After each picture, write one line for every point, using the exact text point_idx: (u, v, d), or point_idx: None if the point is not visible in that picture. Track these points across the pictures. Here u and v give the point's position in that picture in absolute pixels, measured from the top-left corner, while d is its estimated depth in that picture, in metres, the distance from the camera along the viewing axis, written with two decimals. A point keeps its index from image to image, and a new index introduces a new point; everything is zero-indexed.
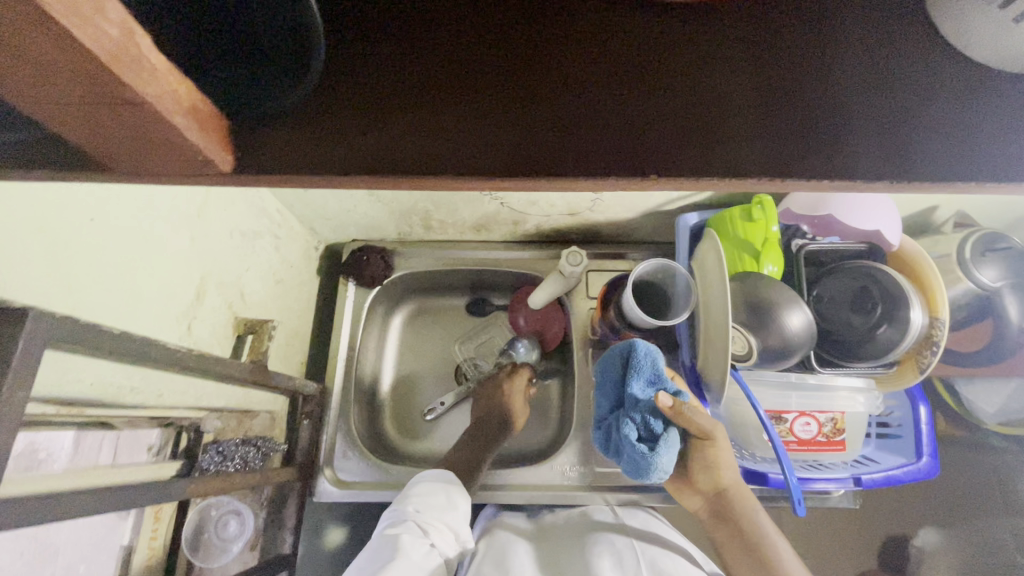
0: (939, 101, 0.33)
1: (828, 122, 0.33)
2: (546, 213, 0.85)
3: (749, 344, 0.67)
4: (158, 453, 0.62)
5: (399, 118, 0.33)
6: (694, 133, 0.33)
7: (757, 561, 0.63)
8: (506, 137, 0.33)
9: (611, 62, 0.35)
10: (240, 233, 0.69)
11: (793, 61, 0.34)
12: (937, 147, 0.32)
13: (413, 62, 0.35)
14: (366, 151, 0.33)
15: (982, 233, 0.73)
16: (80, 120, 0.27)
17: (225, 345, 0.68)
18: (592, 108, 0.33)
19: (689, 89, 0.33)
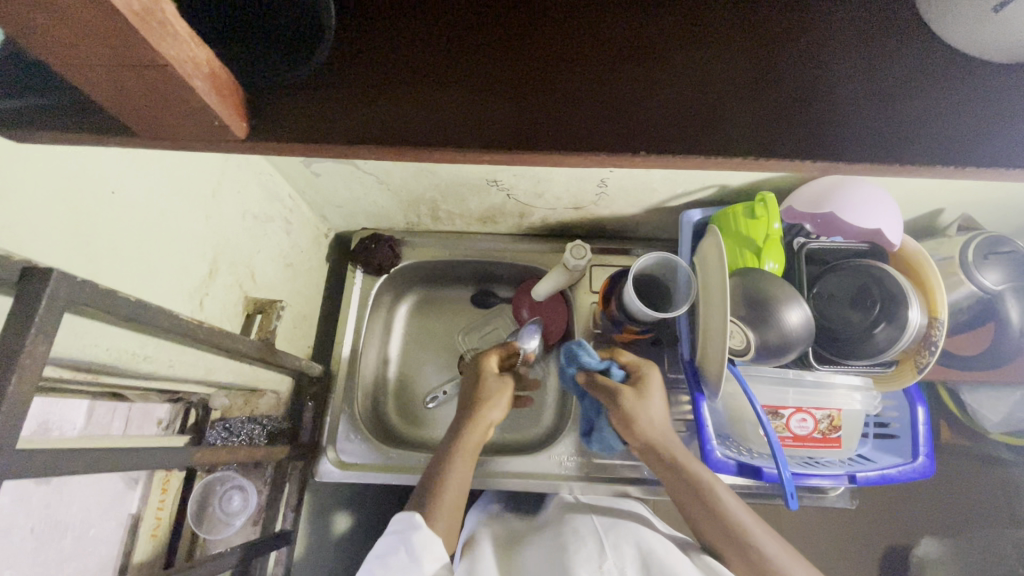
0: (871, 102, 0.42)
1: (776, 119, 0.41)
2: (552, 206, 0.86)
3: (748, 339, 0.68)
4: (167, 427, 0.70)
5: (414, 104, 0.42)
6: (651, 122, 0.41)
7: (711, 516, 0.62)
8: (519, 122, 0.41)
9: (606, 63, 0.43)
10: (253, 216, 0.72)
11: (754, 66, 0.42)
12: (861, 142, 0.41)
13: (424, 58, 0.43)
14: (406, 127, 0.41)
15: (985, 236, 0.71)
16: (120, 83, 0.33)
17: (235, 322, 0.70)
18: (569, 100, 0.42)
19: (667, 86, 0.42)
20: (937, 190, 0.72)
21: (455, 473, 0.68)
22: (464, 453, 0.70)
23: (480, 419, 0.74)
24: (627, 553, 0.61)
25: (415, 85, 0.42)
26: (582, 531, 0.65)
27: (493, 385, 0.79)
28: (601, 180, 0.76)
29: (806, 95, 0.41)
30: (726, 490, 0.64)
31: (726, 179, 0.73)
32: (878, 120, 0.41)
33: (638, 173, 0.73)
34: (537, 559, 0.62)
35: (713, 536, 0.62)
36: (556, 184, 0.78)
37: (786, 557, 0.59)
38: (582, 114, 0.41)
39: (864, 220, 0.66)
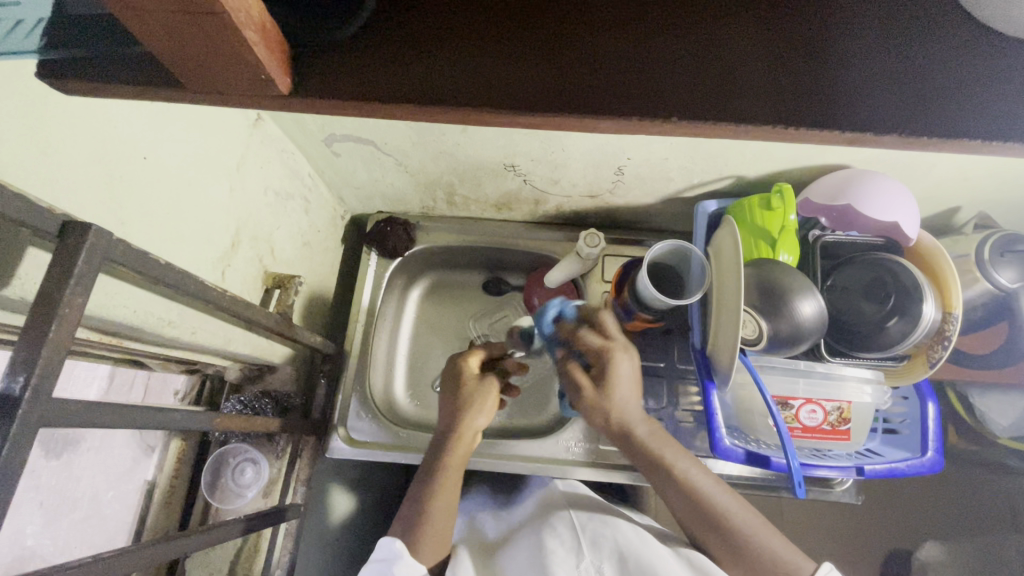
0: (896, 71, 0.40)
1: (797, 79, 0.39)
2: (567, 193, 0.87)
3: (759, 327, 0.68)
4: (184, 397, 0.77)
5: (452, 53, 0.40)
6: (703, 84, 0.39)
7: (688, 502, 0.65)
8: (529, 73, 0.40)
9: (622, 16, 0.41)
10: (274, 192, 0.73)
11: (777, 29, 0.41)
12: (895, 107, 0.39)
13: (458, 9, 0.42)
14: (411, 79, 0.40)
15: (1001, 234, 0.71)
16: (168, 31, 0.34)
17: (254, 294, 0.71)
18: (613, 55, 0.40)
19: (687, 42, 0.40)
20: (957, 187, 0.72)
21: (442, 495, 0.65)
22: (447, 475, 0.66)
23: (462, 434, 0.69)
24: (605, 551, 0.63)
25: (427, 35, 0.41)
26: (559, 526, 0.67)
27: (474, 389, 0.72)
28: (618, 167, 0.76)
29: (833, 59, 0.40)
30: (689, 464, 0.67)
31: (744, 169, 0.74)
32: (903, 89, 0.39)
33: (656, 160, 0.73)
34: (519, 562, 0.64)
35: (697, 525, 0.65)
36: (574, 170, 0.79)
37: (759, 532, 0.63)
38: (591, 69, 0.40)
39: (881, 214, 0.66)
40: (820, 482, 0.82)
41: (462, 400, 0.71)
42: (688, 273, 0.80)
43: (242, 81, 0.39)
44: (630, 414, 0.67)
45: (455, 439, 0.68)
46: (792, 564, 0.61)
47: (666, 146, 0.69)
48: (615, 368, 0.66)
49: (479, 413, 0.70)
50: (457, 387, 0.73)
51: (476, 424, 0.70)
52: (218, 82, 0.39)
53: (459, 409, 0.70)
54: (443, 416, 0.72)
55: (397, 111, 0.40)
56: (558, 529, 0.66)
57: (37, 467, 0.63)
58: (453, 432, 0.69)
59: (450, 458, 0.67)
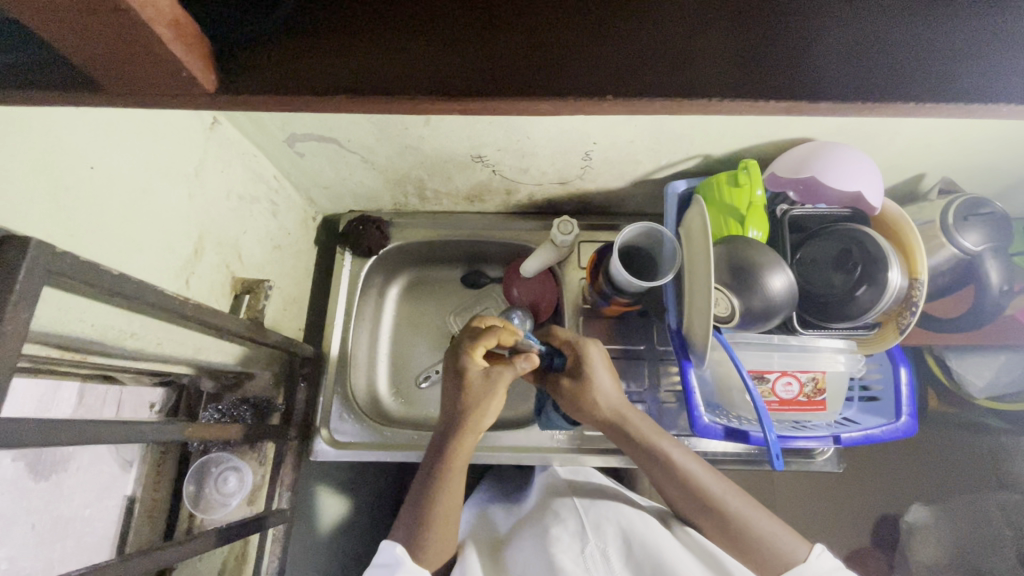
0: (857, 33, 0.40)
1: (750, 52, 0.40)
2: (537, 181, 0.86)
3: (732, 306, 0.69)
4: (160, 409, 0.75)
5: (390, 39, 0.40)
6: (655, 61, 0.39)
7: (676, 482, 0.68)
8: (482, 59, 0.39)
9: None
10: (237, 196, 0.72)
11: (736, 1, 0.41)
12: (850, 73, 0.39)
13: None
14: (356, 68, 0.40)
15: (965, 199, 0.72)
16: (79, 33, 0.33)
17: (222, 302, 0.70)
18: (561, 36, 0.40)
19: (637, 15, 0.40)
20: (919, 154, 0.72)
21: (444, 500, 0.65)
22: (453, 476, 0.67)
23: (469, 433, 0.68)
24: (609, 533, 0.65)
25: (378, 19, 0.40)
26: (563, 512, 0.69)
27: (481, 386, 0.69)
28: (585, 152, 0.76)
29: (788, 30, 0.40)
30: (686, 454, 0.69)
31: (708, 148, 0.74)
32: (860, 55, 0.39)
33: (622, 143, 0.73)
34: (524, 550, 0.65)
35: (684, 502, 0.68)
36: (542, 158, 0.79)
37: (751, 513, 0.65)
38: (538, 51, 0.39)
39: (845, 184, 0.66)
40: (801, 453, 0.84)
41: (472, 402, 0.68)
42: (661, 254, 0.80)
43: (164, 77, 0.38)
44: (612, 398, 0.72)
45: (462, 436, 0.68)
46: (792, 548, 0.63)
47: (630, 128, 0.69)
48: (589, 349, 0.73)
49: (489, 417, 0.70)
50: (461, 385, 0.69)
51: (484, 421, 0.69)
52: (137, 80, 0.38)
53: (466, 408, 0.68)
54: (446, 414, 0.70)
55: (331, 106, 0.40)
56: (562, 516, 0.68)
57: (26, 490, 0.60)
58: (457, 431, 0.68)
59: (451, 464, 0.67)
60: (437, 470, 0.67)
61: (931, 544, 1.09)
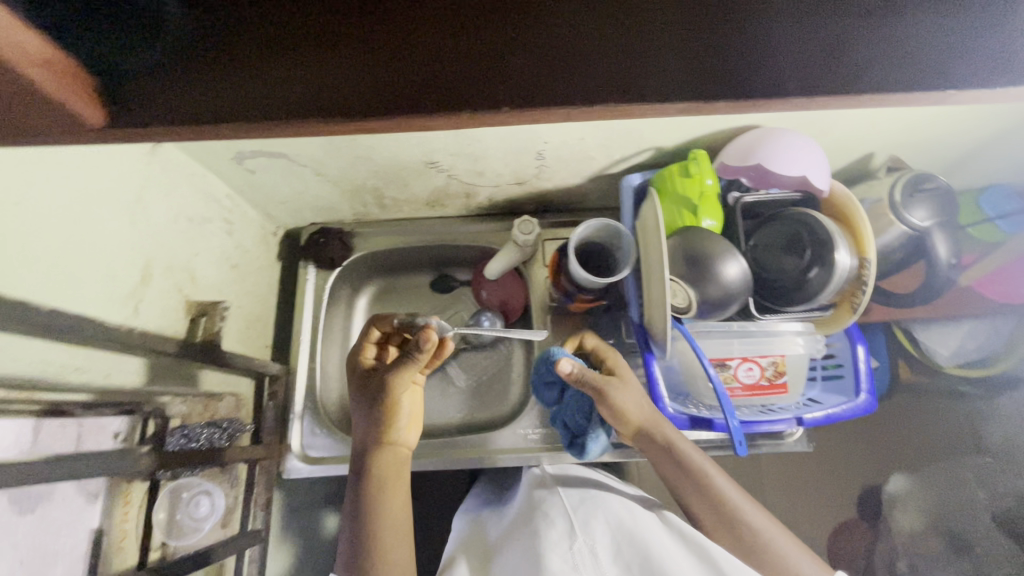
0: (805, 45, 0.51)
1: (613, 73, 0.50)
2: (494, 183, 0.86)
3: (689, 297, 0.70)
4: (124, 439, 0.67)
5: (347, 70, 0.49)
6: (602, 79, 0.50)
7: (704, 496, 0.66)
8: (384, 82, 0.49)
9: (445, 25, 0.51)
10: (187, 218, 0.71)
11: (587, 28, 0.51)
12: (813, 71, 0.50)
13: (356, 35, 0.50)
14: (265, 97, 0.48)
15: (911, 174, 0.73)
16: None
17: (177, 327, 0.69)
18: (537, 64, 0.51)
19: (538, 45, 0.51)
20: (865, 134, 0.73)
21: (388, 516, 0.66)
22: (388, 489, 0.68)
23: (385, 443, 0.72)
24: (599, 530, 0.65)
25: (286, 54, 0.49)
26: (552, 512, 0.68)
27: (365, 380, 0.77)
28: (537, 152, 0.76)
29: (733, 49, 0.51)
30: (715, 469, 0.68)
31: (659, 139, 0.74)
32: (818, 55, 0.51)
33: (572, 141, 0.74)
34: (513, 553, 0.65)
35: (707, 517, 0.66)
36: (495, 160, 0.79)
37: (774, 532, 0.63)
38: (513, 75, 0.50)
39: (790, 170, 0.67)
40: (772, 436, 0.85)
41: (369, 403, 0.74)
42: (618, 249, 0.80)
43: (56, 115, 0.44)
44: (643, 410, 0.71)
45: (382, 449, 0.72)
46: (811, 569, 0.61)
47: (577, 126, 0.69)
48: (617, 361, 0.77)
49: (397, 419, 0.73)
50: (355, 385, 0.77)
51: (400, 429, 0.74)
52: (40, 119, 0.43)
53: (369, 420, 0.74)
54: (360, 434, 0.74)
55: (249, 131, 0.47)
56: (550, 516, 0.67)
57: (11, 525, 0.55)
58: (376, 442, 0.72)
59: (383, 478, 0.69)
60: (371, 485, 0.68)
61: (910, 510, 1.16)
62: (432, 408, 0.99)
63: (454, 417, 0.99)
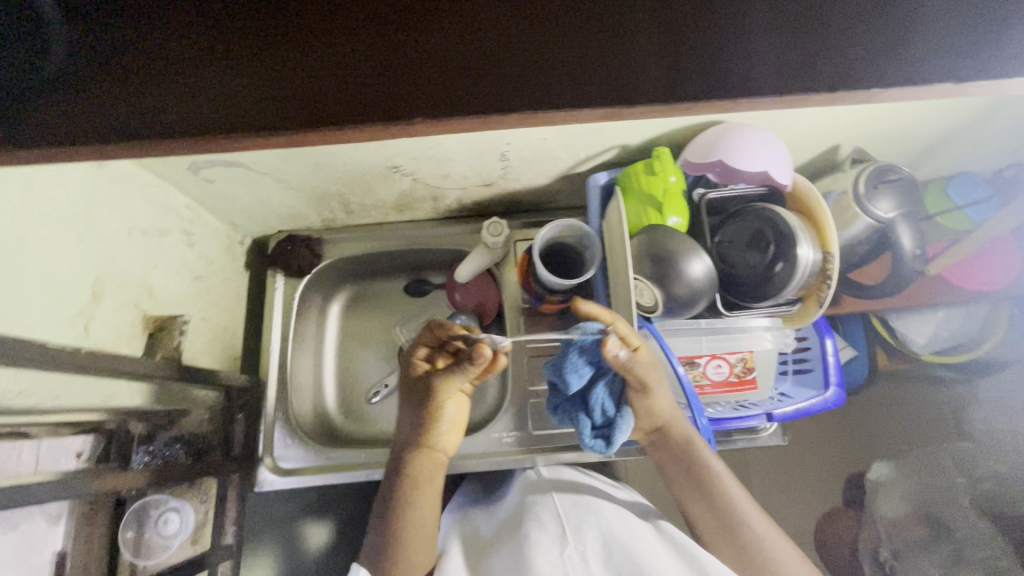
0: (715, 61, 0.53)
1: (509, 88, 0.54)
2: (461, 185, 0.85)
3: (655, 296, 0.69)
4: (88, 458, 0.66)
5: (261, 87, 0.54)
6: (477, 87, 0.54)
7: (711, 504, 0.66)
8: (250, 105, 0.54)
9: (313, 54, 0.55)
10: (140, 231, 0.69)
11: (454, 46, 0.55)
12: (769, 74, 0.53)
13: (278, 67, 0.55)
14: (148, 120, 0.53)
15: (875, 166, 0.73)
16: None
17: (133, 343, 0.67)
18: (420, 81, 0.55)
19: (430, 63, 0.55)
20: (828, 127, 0.73)
21: (416, 517, 0.69)
22: (424, 494, 0.70)
23: (425, 451, 0.72)
24: (590, 537, 0.65)
25: (192, 82, 0.54)
26: (545, 515, 0.69)
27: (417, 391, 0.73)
28: (501, 153, 0.75)
29: (599, 65, 0.54)
30: (727, 476, 0.68)
31: (623, 138, 0.73)
32: (785, 56, 0.53)
33: (535, 141, 0.73)
34: (504, 553, 0.65)
35: (711, 525, 0.67)
36: (459, 163, 0.78)
37: (776, 544, 0.64)
38: (392, 92, 0.54)
39: (751, 165, 0.67)
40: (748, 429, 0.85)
41: (414, 407, 0.73)
42: (584, 248, 0.79)
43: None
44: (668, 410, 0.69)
45: (422, 456, 0.72)
46: None
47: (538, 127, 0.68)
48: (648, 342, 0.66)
49: (438, 429, 0.72)
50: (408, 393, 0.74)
51: (443, 440, 0.74)
52: None
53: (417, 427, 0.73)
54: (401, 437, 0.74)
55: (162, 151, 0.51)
56: (544, 519, 0.68)
57: None
58: (417, 449, 0.72)
59: (421, 484, 0.71)
60: (402, 489, 0.70)
61: (894, 498, 1.15)
62: None
63: None
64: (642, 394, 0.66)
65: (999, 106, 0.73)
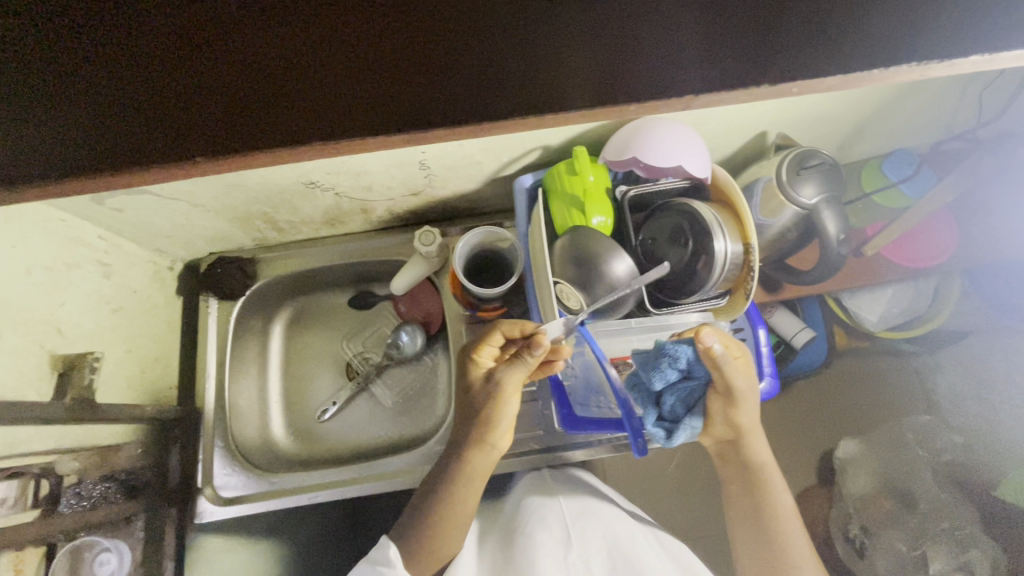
0: (653, 52, 0.47)
1: (419, 106, 0.47)
2: (387, 196, 0.83)
3: (580, 303, 0.67)
4: (13, 503, 0.62)
5: (148, 119, 0.46)
6: (401, 103, 0.47)
7: (758, 521, 0.72)
8: (117, 135, 0.45)
9: (211, 87, 0.46)
10: (43, 267, 0.67)
11: (363, 50, 0.47)
12: (708, 75, 0.46)
13: (163, 81, 0.45)
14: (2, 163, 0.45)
15: (797, 152, 0.72)
16: None
17: (42, 387, 0.65)
18: (327, 98, 0.47)
19: (343, 71, 0.47)
20: (747, 116, 0.72)
21: (450, 510, 0.68)
22: (469, 485, 0.69)
23: (480, 445, 0.70)
24: (591, 544, 0.71)
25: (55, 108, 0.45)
26: (552, 519, 0.74)
27: (482, 388, 0.70)
28: (419, 162, 0.73)
29: (531, 62, 0.47)
30: (782, 501, 0.72)
31: (541, 139, 0.72)
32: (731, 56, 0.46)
33: (450, 149, 0.71)
34: (512, 554, 0.71)
35: (752, 541, 0.73)
36: (378, 175, 0.76)
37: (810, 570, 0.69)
38: (293, 109, 0.47)
39: (664, 159, 0.65)
40: None
41: (476, 405, 0.70)
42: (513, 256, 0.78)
43: None
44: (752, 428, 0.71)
45: (477, 450, 0.70)
46: None
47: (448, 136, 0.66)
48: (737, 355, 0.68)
49: (497, 426, 0.70)
50: (471, 383, 0.72)
51: (498, 438, 0.71)
52: None
53: (477, 421, 0.70)
54: (459, 425, 0.72)
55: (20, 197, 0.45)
56: (549, 522, 0.73)
57: None
58: (473, 442, 0.70)
59: (472, 477, 0.69)
60: (449, 479, 0.69)
61: (862, 475, 1.15)
62: (359, 430, 0.95)
63: (382, 436, 0.95)
64: (727, 397, 0.66)
65: (916, 86, 0.73)
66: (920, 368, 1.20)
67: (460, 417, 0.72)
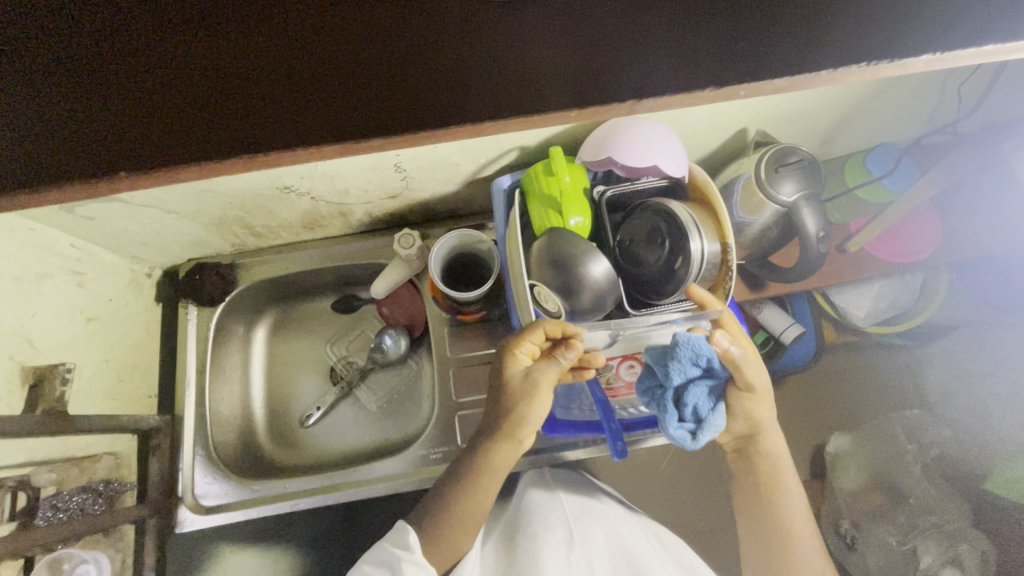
0: (593, 52, 0.45)
1: (374, 114, 0.46)
2: (365, 199, 0.82)
3: (558, 304, 0.67)
4: None
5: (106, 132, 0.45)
6: (359, 112, 0.46)
7: (767, 518, 0.73)
8: (73, 147, 0.45)
9: (167, 97, 0.45)
10: (10, 278, 0.66)
11: (311, 53, 0.46)
12: (670, 68, 0.44)
13: (118, 99, 0.46)
14: None
15: (777, 149, 0.72)
16: None
17: (9, 400, 0.64)
18: (282, 109, 0.46)
19: (298, 81, 0.46)
20: (726, 114, 0.71)
21: (458, 510, 0.67)
22: (488, 480, 0.67)
23: (506, 442, 0.67)
24: (594, 543, 0.71)
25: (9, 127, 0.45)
26: (555, 518, 0.74)
27: (522, 384, 0.67)
28: (394, 165, 0.73)
29: (476, 67, 0.45)
30: (794, 499, 0.73)
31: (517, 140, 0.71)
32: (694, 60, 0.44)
33: (425, 151, 0.70)
34: (515, 552, 0.71)
35: (761, 536, 0.74)
36: (354, 178, 0.75)
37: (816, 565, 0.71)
38: (242, 118, 0.46)
39: (639, 158, 0.65)
40: None
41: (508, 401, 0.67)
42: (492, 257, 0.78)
43: None
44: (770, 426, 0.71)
45: (503, 446, 0.67)
46: None
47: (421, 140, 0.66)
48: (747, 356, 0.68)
49: (524, 426, 0.67)
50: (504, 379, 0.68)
51: (524, 438, 0.68)
52: None
53: (507, 417, 0.67)
54: (485, 419, 0.69)
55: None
56: (552, 521, 0.73)
57: None
58: (499, 437, 0.67)
59: (494, 473, 0.67)
60: (468, 472, 0.67)
61: (853, 468, 1.15)
62: (344, 434, 0.95)
63: (367, 440, 0.94)
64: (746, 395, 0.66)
65: (895, 81, 0.72)
66: (910, 361, 1.20)
67: (487, 411, 0.69)
